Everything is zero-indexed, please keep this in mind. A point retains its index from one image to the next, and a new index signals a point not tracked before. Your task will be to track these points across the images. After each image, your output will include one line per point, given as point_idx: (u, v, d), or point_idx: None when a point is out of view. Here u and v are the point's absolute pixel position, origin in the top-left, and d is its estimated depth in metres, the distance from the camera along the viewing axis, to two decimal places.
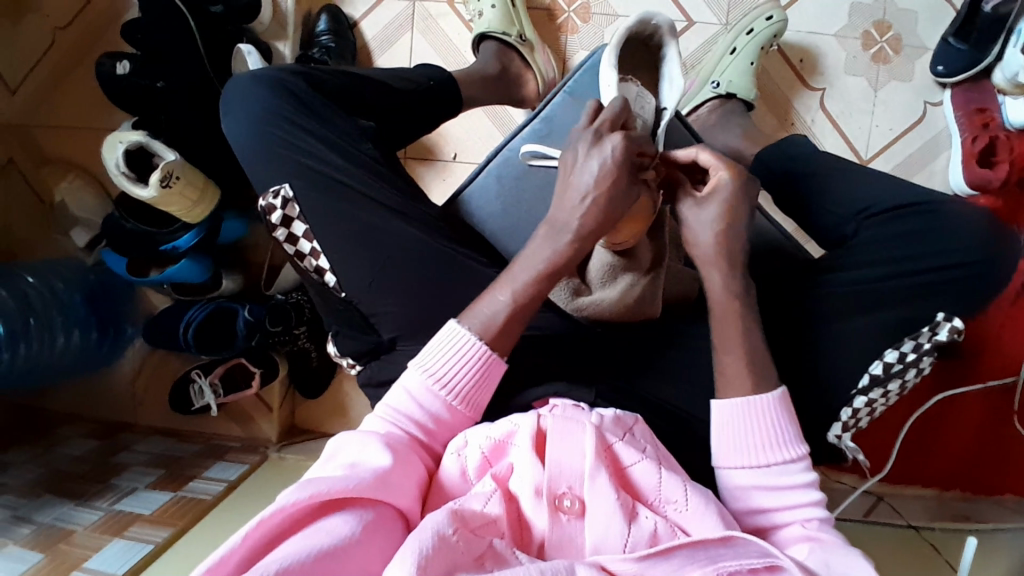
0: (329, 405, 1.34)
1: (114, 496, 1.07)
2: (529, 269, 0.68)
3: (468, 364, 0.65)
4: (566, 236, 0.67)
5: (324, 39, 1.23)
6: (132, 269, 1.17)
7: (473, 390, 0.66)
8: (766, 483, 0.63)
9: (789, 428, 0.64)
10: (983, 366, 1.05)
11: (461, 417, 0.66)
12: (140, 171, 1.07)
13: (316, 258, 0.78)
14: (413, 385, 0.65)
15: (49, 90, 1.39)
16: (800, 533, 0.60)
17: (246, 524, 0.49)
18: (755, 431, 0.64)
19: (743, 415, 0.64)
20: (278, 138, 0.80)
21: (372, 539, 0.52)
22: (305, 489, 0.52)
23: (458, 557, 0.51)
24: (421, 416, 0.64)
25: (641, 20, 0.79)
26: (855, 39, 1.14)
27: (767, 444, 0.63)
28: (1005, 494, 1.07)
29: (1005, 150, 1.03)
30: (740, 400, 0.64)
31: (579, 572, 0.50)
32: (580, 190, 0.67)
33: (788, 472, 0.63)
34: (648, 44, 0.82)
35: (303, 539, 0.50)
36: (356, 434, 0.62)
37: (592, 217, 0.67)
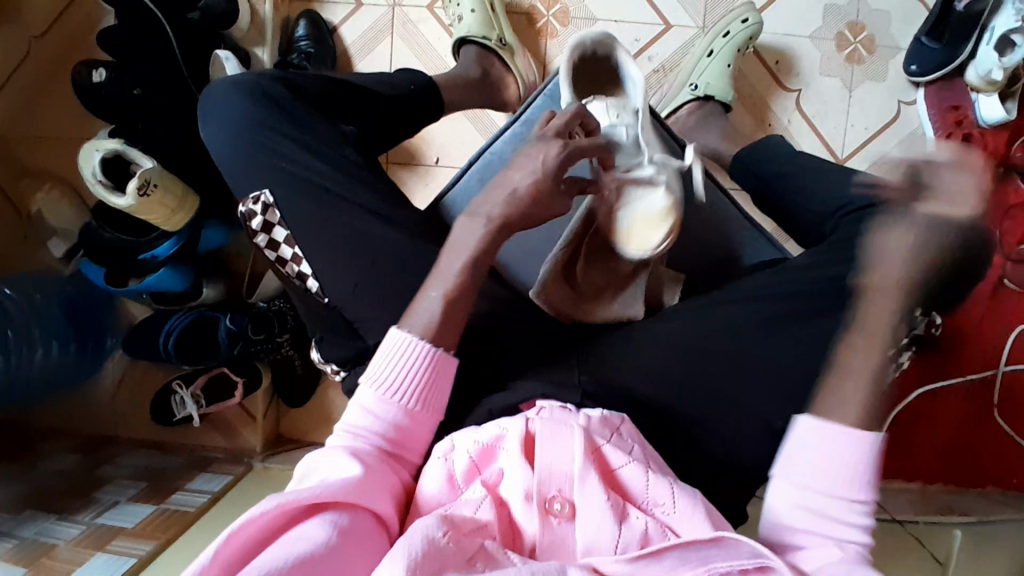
0: (314, 413, 1.32)
1: (95, 510, 1.06)
2: (458, 258, 0.69)
3: (415, 365, 0.65)
4: (485, 225, 0.70)
5: (303, 44, 1.23)
6: (110, 280, 1.15)
7: (426, 391, 0.65)
8: (809, 509, 0.59)
9: (867, 472, 0.59)
10: (964, 360, 1.08)
11: (420, 419, 0.65)
12: (118, 179, 1.06)
13: (298, 264, 0.78)
14: (366, 398, 0.64)
15: (22, 102, 1.37)
16: (824, 556, 0.56)
17: (216, 541, 0.49)
18: (831, 462, 0.59)
19: (829, 439, 0.59)
20: (258, 143, 0.79)
21: (350, 545, 0.52)
22: (277, 499, 0.52)
23: (449, 559, 0.51)
24: (377, 426, 0.64)
25: (582, 42, 0.81)
26: (830, 40, 1.16)
27: (836, 476, 0.58)
28: (988, 486, 1.09)
29: (980, 146, 1.06)
30: (828, 425, 0.60)
31: (572, 574, 0.50)
32: (509, 185, 0.70)
33: (845, 509, 0.58)
34: (595, 59, 0.84)
35: (280, 547, 0.50)
36: (324, 451, 0.62)
37: (511, 211, 0.70)
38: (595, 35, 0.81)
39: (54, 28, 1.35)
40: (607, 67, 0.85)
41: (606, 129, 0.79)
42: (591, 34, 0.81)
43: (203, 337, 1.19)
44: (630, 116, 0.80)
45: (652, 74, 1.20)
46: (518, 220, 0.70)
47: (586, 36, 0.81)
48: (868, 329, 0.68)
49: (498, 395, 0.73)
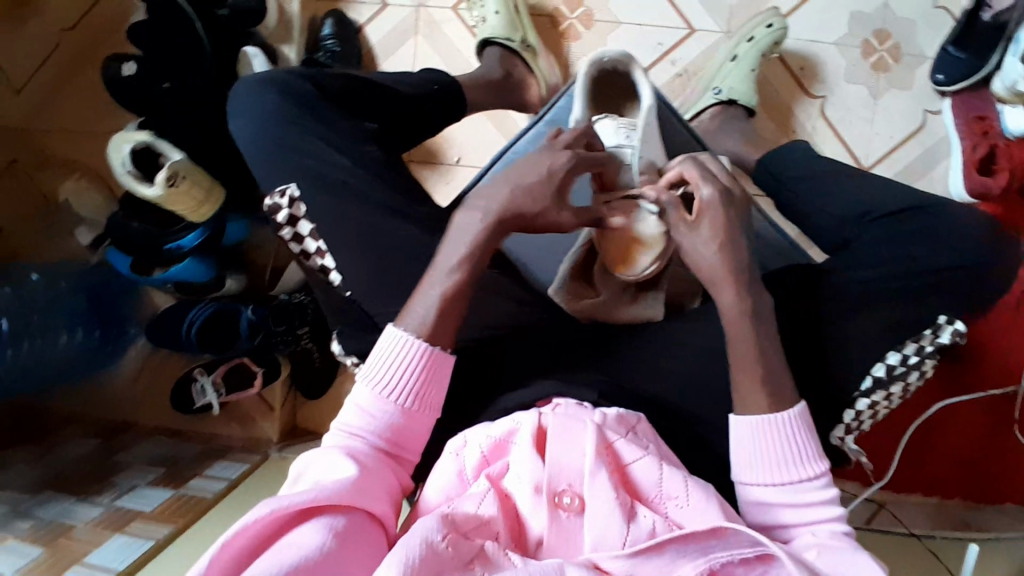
0: (331, 406, 1.34)
1: (114, 494, 1.08)
2: (454, 252, 0.68)
3: (409, 365, 0.65)
4: (484, 223, 0.69)
5: (330, 43, 1.24)
6: (137, 268, 1.18)
7: (421, 389, 0.66)
8: (778, 500, 0.63)
9: (810, 446, 0.64)
10: (986, 375, 1.07)
11: (416, 417, 0.66)
12: (147, 170, 1.08)
13: (322, 257, 0.79)
14: (362, 398, 0.65)
15: (53, 94, 1.40)
16: (808, 540, 0.60)
17: (213, 547, 0.51)
18: (772, 449, 0.63)
19: (764, 432, 0.64)
20: (286, 138, 0.81)
21: (345, 548, 0.53)
22: (274, 502, 0.54)
23: (447, 562, 0.52)
24: (372, 426, 0.64)
25: (599, 60, 0.79)
26: (855, 47, 1.15)
27: (784, 460, 0.63)
28: (1006, 503, 1.07)
29: (1005, 158, 1.04)
30: (759, 417, 0.64)
31: (570, 572, 0.51)
32: (513, 182, 0.69)
33: (807, 488, 0.63)
34: (613, 76, 0.82)
35: (277, 552, 0.51)
36: (320, 451, 0.63)
37: (512, 210, 0.68)
38: (612, 53, 0.79)
39: (84, 23, 1.38)
40: (623, 84, 0.83)
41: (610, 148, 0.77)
42: (611, 52, 0.79)
43: (224, 328, 1.21)
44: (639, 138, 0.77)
45: (674, 78, 1.20)
46: (518, 218, 0.69)
47: (604, 55, 0.79)
48: (731, 328, 0.67)
49: (521, 392, 0.73)
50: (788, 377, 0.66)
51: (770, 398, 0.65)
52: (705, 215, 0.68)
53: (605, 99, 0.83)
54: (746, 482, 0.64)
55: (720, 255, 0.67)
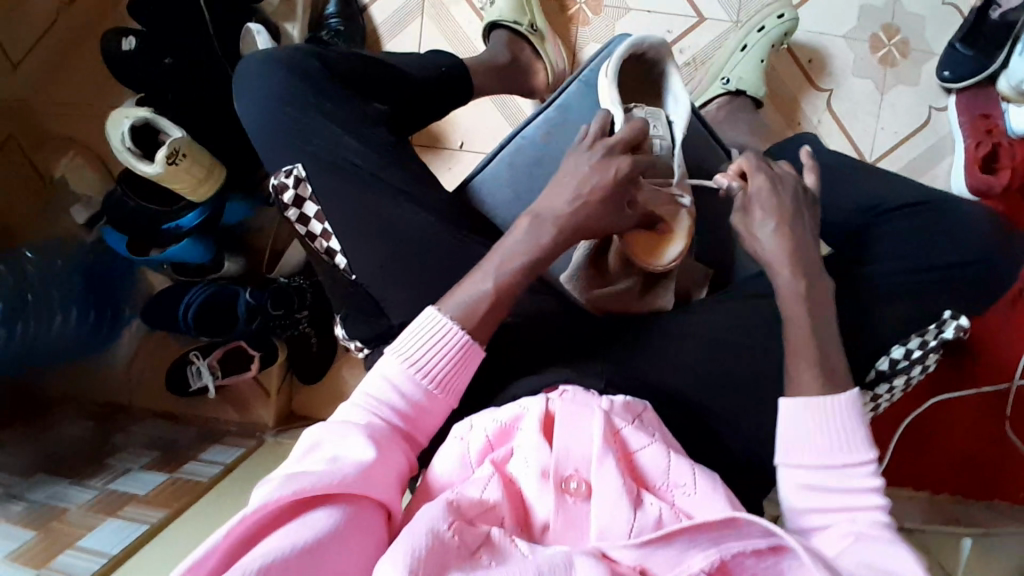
0: (327, 394, 1.32)
1: (108, 476, 1.07)
2: (512, 257, 0.69)
3: (445, 350, 0.65)
4: (548, 229, 0.69)
5: (333, 22, 1.22)
6: (132, 248, 1.15)
7: (449, 375, 0.65)
8: (824, 484, 0.61)
9: (860, 433, 0.62)
10: (981, 371, 1.07)
11: (440, 403, 0.65)
12: (147, 148, 1.06)
13: (328, 240, 0.78)
14: (393, 372, 0.64)
15: (48, 69, 1.37)
16: (849, 526, 0.59)
17: (227, 523, 0.50)
18: (821, 433, 0.62)
19: (814, 415, 0.63)
20: (292, 116, 0.79)
21: (353, 535, 0.53)
22: (288, 485, 0.52)
23: (451, 553, 0.51)
24: (398, 403, 0.64)
25: (640, 43, 0.77)
26: (864, 41, 1.15)
27: (831, 446, 0.62)
28: (995, 499, 1.07)
29: (1007, 156, 1.04)
30: (812, 399, 0.63)
31: (579, 564, 0.50)
32: (574, 191, 0.69)
33: (850, 475, 0.61)
34: (642, 61, 0.80)
35: (287, 535, 0.50)
36: (335, 424, 0.61)
37: (572, 217, 0.69)
38: (652, 40, 0.78)
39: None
40: (650, 71, 0.81)
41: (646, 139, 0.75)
42: (648, 37, 0.78)
43: (222, 312, 1.20)
44: (666, 129, 0.76)
45: (682, 67, 1.19)
46: (579, 230, 0.69)
47: (643, 39, 0.77)
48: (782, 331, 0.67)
49: (525, 380, 0.72)
50: (799, 369, 0.66)
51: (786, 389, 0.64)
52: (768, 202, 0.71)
53: (628, 87, 0.82)
54: (792, 464, 0.63)
55: (784, 236, 0.69)
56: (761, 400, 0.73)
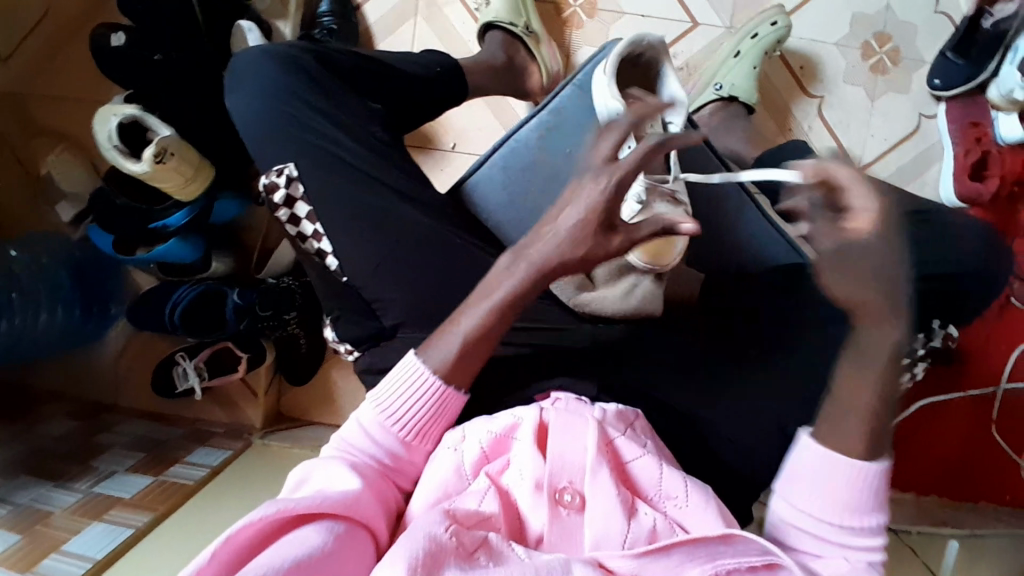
0: (316, 396, 1.31)
1: (92, 479, 1.05)
2: (498, 296, 0.63)
3: (419, 397, 0.63)
4: (528, 269, 0.63)
5: (327, 20, 1.21)
6: (118, 248, 1.13)
7: (426, 423, 0.64)
8: (817, 532, 0.56)
9: (872, 500, 0.56)
10: (966, 376, 1.08)
11: (419, 451, 0.64)
12: (134, 146, 1.05)
13: (319, 240, 0.77)
14: (367, 419, 0.64)
15: (35, 63, 1.35)
16: (835, 565, 0.55)
17: (216, 541, 0.49)
18: (833, 490, 0.56)
19: (832, 468, 0.56)
20: (285, 116, 0.79)
21: (343, 549, 0.52)
22: (275, 504, 0.52)
23: (451, 554, 0.50)
24: (371, 448, 0.63)
25: (641, 39, 0.78)
26: (856, 48, 1.15)
27: (838, 504, 0.56)
28: (981, 501, 1.08)
29: (998, 165, 1.05)
30: (826, 449, 0.56)
31: (577, 571, 0.50)
32: (558, 228, 0.62)
33: (845, 535, 0.56)
34: (637, 62, 0.81)
35: (277, 551, 0.50)
36: (320, 462, 0.61)
37: (558, 256, 0.62)
38: (651, 38, 0.78)
39: None
40: (647, 73, 0.82)
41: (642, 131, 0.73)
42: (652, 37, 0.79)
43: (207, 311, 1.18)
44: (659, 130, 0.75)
45: (676, 71, 1.19)
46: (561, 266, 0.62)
47: (645, 36, 0.78)
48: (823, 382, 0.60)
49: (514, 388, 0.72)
50: None
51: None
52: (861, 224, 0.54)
53: (624, 86, 0.82)
54: (784, 499, 0.58)
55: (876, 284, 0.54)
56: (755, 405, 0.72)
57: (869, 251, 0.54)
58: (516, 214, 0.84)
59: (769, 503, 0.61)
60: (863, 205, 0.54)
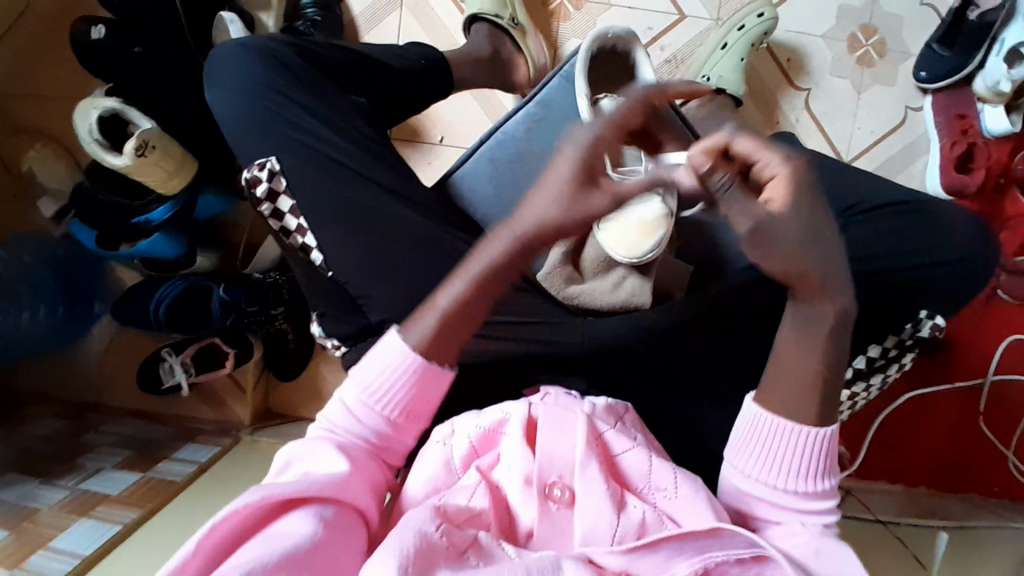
0: (304, 391, 1.30)
1: (78, 477, 1.04)
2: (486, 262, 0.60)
3: (400, 375, 0.61)
4: (512, 236, 0.59)
5: (310, 12, 1.19)
6: (102, 242, 1.12)
7: (410, 401, 0.62)
8: (772, 499, 0.57)
9: (822, 463, 0.57)
10: (953, 367, 1.09)
11: (404, 429, 0.62)
12: (115, 139, 1.03)
13: (303, 235, 0.77)
14: (349, 398, 0.62)
15: (14, 57, 1.33)
16: (793, 530, 0.56)
17: (200, 531, 0.49)
18: (781, 455, 0.57)
19: (776, 432, 0.57)
20: (266, 108, 0.77)
21: (333, 537, 0.52)
22: (259, 491, 0.52)
23: (441, 554, 0.50)
24: (357, 429, 0.61)
25: (605, 34, 0.79)
26: (843, 41, 1.15)
27: (788, 469, 0.57)
28: (969, 492, 1.09)
29: (983, 157, 1.05)
30: (768, 413, 0.58)
31: (566, 567, 0.50)
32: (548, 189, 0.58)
33: (803, 500, 0.57)
34: (613, 53, 0.82)
35: (263, 542, 0.50)
36: (305, 442, 0.60)
37: (549, 221, 0.58)
38: (615, 30, 0.80)
39: None
40: (623, 63, 0.83)
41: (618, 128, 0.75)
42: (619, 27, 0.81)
43: (194, 308, 1.17)
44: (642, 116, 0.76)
45: (664, 64, 1.18)
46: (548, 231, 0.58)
47: (608, 30, 0.79)
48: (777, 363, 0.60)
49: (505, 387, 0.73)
50: None
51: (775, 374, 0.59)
52: (780, 187, 0.57)
53: (604, 79, 0.83)
54: (735, 466, 0.59)
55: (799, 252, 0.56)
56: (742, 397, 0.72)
57: (787, 217, 0.56)
58: (502, 208, 0.82)
59: (722, 474, 0.62)
60: (775, 167, 0.57)
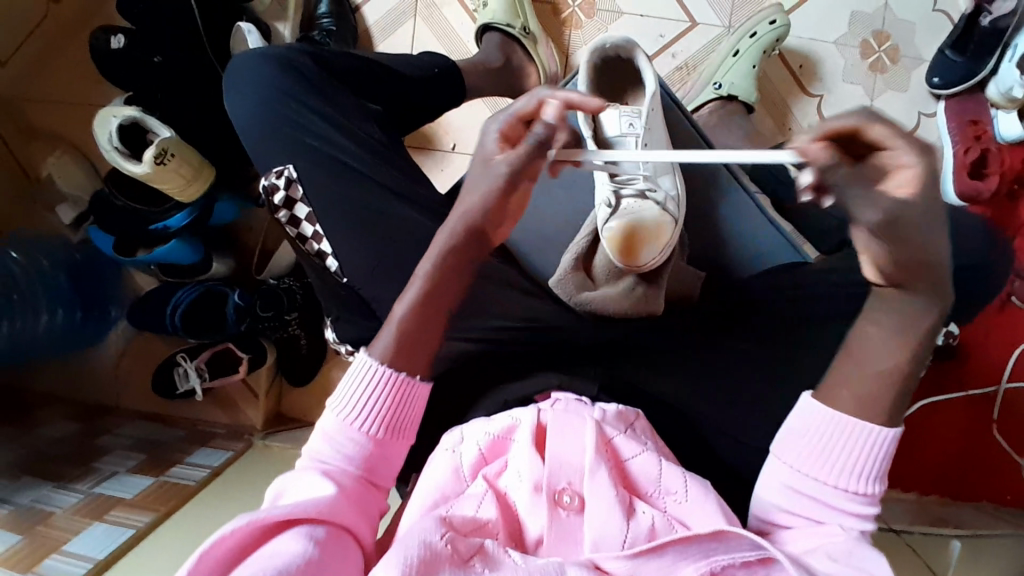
0: (317, 396, 1.31)
1: (93, 480, 1.05)
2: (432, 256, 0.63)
3: (377, 391, 0.62)
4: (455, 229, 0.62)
5: (326, 21, 1.20)
6: (119, 249, 1.13)
7: (390, 415, 0.62)
8: (813, 494, 0.57)
9: (872, 467, 0.56)
10: (968, 375, 1.08)
11: (387, 445, 0.63)
12: (134, 147, 1.05)
13: (319, 242, 0.77)
14: (328, 425, 0.62)
15: (35, 65, 1.35)
16: (832, 530, 0.55)
17: (190, 560, 0.49)
18: (831, 452, 0.56)
19: (831, 428, 0.56)
20: (282, 115, 0.79)
21: (327, 556, 0.52)
22: (246, 517, 0.52)
23: (444, 562, 0.50)
24: (341, 456, 0.61)
25: (602, 45, 0.80)
26: (855, 47, 1.15)
27: (834, 466, 0.56)
28: (982, 500, 1.08)
29: (997, 162, 1.05)
30: (830, 407, 0.56)
31: (570, 574, 0.50)
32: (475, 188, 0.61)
33: (839, 501, 0.56)
34: (617, 61, 0.82)
35: (255, 563, 0.49)
36: (291, 475, 0.60)
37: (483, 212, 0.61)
38: (613, 39, 0.80)
39: None
40: (631, 70, 0.83)
41: (614, 138, 0.76)
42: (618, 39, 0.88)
43: (208, 314, 1.18)
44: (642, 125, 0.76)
45: (675, 71, 1.19)
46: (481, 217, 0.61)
47: (606, 40, 0.80)
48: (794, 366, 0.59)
49: (513, 386, 0.73)
50: None
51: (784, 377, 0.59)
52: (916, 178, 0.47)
53: (612, 88, 0.84)
54: (782, 459, 0.58)
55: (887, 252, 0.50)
56: (759, 406, 0.72)
57: (915, 206, 0.48)
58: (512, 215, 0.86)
59: (765, 468, 0.61)
60: (911, 161, 0.46)
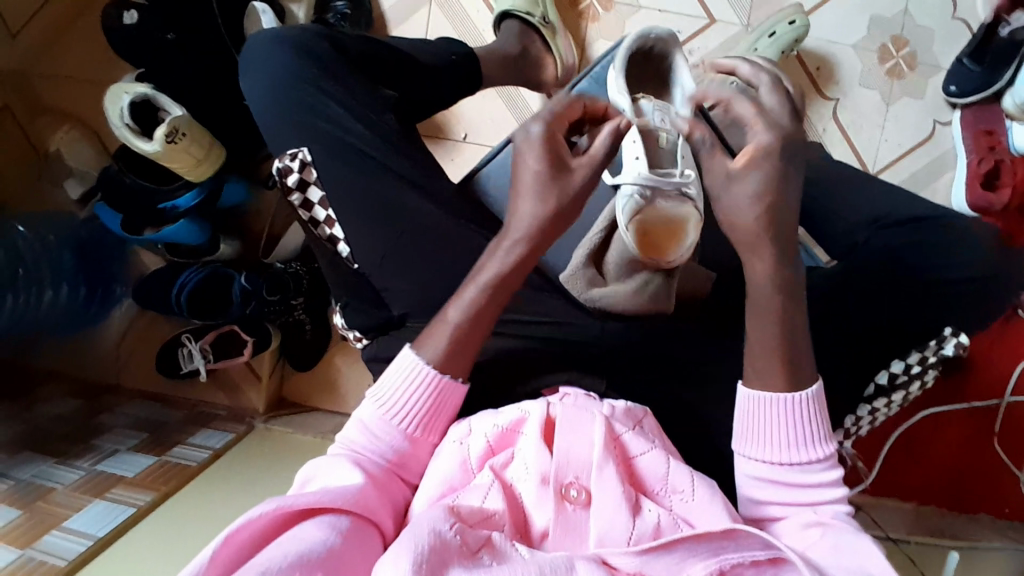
0: (319, 382, 1.31)
1: (95, 457, 1.05)
2: (496, 260, 0.63)
3: (417, 392, 0.63)
4: (519, 248, 0.62)
5: (340, 5, 1.19)
6: (126, 228, 1.12)
7: (428, 417, 0.63)
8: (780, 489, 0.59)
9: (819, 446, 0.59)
10: (971, 386, 1.09)
11: (422, 445, 0.63)
12: (146, 125, 1.04)
13: (332, 226, 0.77)
14: (365, 416, 0.63)
15: (46, 39, 1.34)
16: (810, 518, 0.57)
17: (215, 543, 0.48)
18: (779, 442, 0.59)
19: (772, 422, 0.59)
20: (299, 100, 0.78)
21: (349, 545, 0.52)
22: (274, 500, 0.52)
23: (454, 553, 0.50)
24: (375, 449, 0.62)
25: (646, 34, 0.81)
26: (873, 51, 1.14)
27: (790, 460, 0.58)
28: (980, 512, 1.08)
29: (1009, 175, 1.03)
30: (757, 395, 0.59)
31: (579, 569, 0.50)
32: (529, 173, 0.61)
33: (810, 493, 0.58)
34: (651, 57, 0.83)
35: (280, 546, 0.50)
36: (323, 463, 0.61)
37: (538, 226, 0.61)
38: (660, 31, 0.81)
39: None
40: (656, 69, 0.83)
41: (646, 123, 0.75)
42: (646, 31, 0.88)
43: (216, 295, 1.19)
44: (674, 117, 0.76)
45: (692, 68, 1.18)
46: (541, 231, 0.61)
47: (651, 30, 0.81)
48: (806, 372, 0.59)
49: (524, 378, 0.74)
50: None
51: (796, 384, 0.58)
52: (756, 154, 0.57)
53: (636, 83, 0.83)
54: (742, 459, 0.61)
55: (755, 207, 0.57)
56: None
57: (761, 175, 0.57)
58: None
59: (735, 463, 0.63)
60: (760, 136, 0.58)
